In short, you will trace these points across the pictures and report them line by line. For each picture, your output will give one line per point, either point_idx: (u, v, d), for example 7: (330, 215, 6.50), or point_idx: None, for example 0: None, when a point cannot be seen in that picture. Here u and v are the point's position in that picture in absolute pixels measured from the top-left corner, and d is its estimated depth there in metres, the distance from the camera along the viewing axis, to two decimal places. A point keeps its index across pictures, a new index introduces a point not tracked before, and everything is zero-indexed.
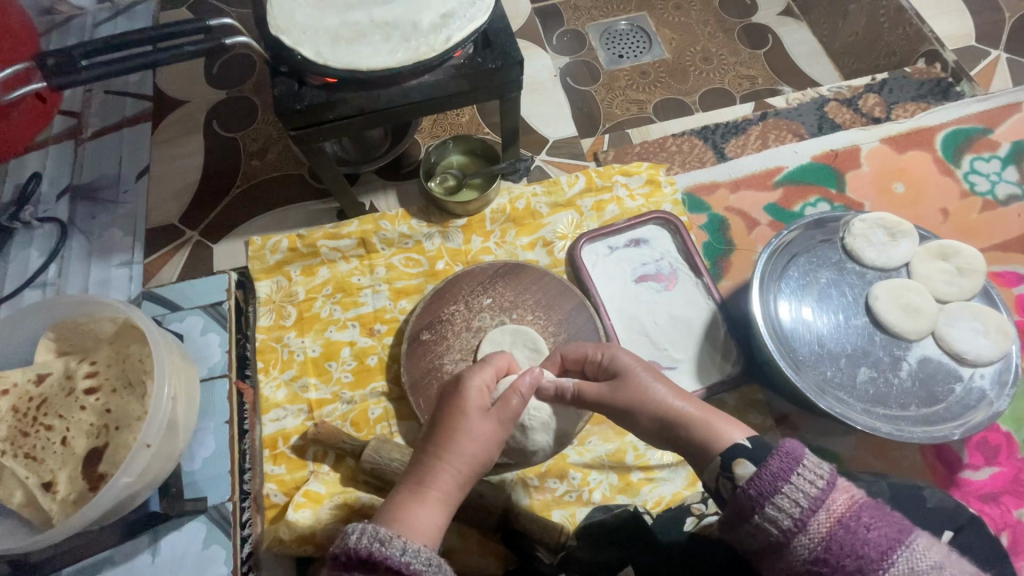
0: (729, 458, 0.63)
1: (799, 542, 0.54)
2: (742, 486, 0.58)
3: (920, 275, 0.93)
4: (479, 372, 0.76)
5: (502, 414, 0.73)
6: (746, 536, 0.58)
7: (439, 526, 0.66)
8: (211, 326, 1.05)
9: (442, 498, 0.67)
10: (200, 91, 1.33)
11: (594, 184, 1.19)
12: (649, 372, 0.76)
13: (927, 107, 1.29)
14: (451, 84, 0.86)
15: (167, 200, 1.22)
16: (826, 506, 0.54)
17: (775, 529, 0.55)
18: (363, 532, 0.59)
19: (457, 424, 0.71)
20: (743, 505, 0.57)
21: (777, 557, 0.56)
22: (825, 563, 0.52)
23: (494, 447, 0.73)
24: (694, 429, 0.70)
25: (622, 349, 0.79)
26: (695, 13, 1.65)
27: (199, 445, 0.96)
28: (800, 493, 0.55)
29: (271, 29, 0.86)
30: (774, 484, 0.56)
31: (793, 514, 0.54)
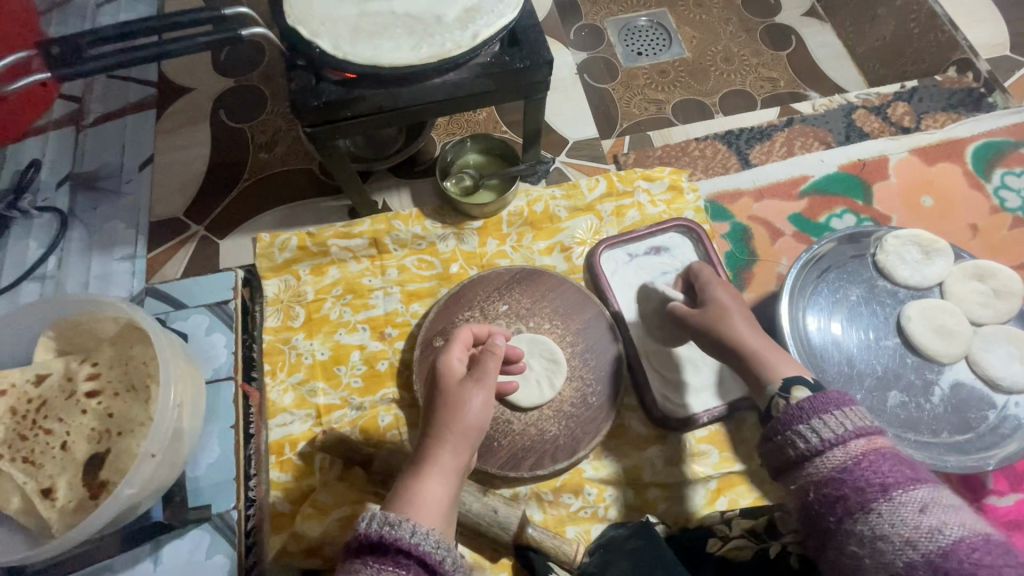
0: (790, 384, 0.68)
1: (833, 454, 0.57)
2: (790, 407, 0.63)
3: (956, 295, 0.90)
4: (451, 346, 0.76)
5: (481, 378, 0.72)
6: (778, 451, 0.62)
7: (447, 500, 0.64)
8: (217, 326, 1.02)
9: (441, 471, 0.66)
10: (207, 78, 1.28)
11: (614, 188, 1.16)
12: (741, 311, 0.82)
13: (957, 118, 1.26)
14: (476, 83, 0.82)
15: (172, 192, 1.17)
16: (869, 435, 0.57)
17: (810, 445, 0.59)
18: (372, 517, 0.57)
19: (451, 404, 0.70)
20: (792, 415, 0.61)
21: (803, 469, 0.59)
22: (849, 474, 0.56)
23: (486, 413, 0.70)
24: (750, 355, 0.76)
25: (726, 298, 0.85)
26: (717, 12, 1.61)
27: (203, 451, 0.92)
28: (848, 419, 0.58)
29: (289, 19, 0.81)
30: (828, 405, 0.60)
31: (835, 433, 0.58)
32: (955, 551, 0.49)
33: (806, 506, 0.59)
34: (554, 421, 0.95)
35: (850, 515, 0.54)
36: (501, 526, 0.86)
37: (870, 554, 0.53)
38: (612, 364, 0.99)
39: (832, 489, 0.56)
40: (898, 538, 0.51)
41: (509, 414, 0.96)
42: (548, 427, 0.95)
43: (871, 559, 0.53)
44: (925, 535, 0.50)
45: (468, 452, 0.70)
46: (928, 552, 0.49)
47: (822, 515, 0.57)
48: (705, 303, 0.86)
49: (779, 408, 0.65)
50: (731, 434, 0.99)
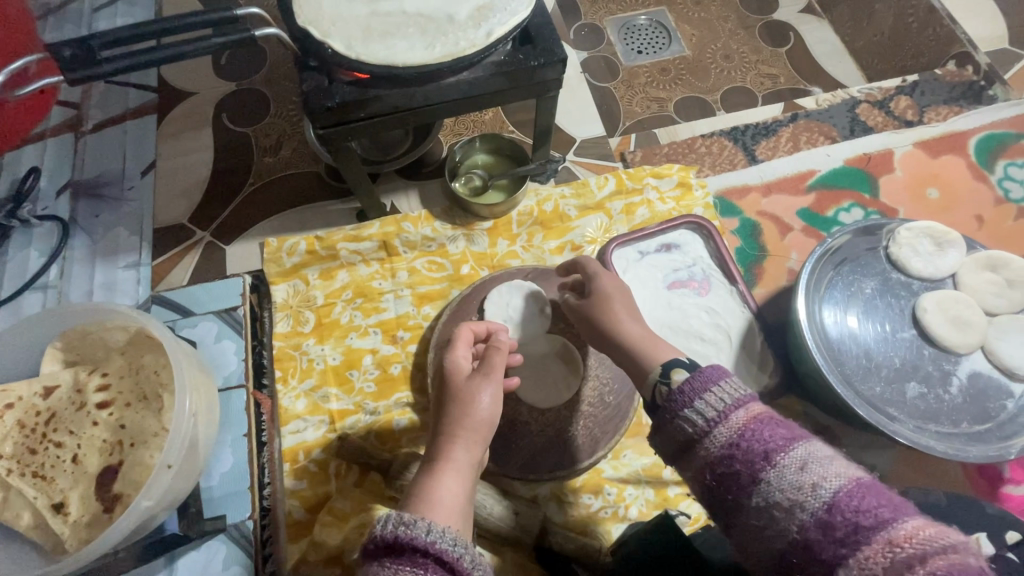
0: (669, 368, 0.69)
1: (717, 431, 0.59)
2: (672, 391, 0.64)
3: (969, 286, 0.90)
4: (455, 345, 0.78)
5: (488, 372, 0.74)
6: (668, 437, 0.63)
7: (462, 498, 0.66)
8: (226, 332, 0.99)
9: (456, 467, 0.68)
10: (208, 82, 1.26)
11: (624, 186, 1.15)
12: (623, 300, 0.85)
13: (959, 110, 1.27)
14: (491, 82, 0.81)
15: (175, 198, 1.15)
16: (745, 404, 0.60)
17: (694, 426, 0.60)
18: (387, 519, 0.57)
19: (462, 402, 0.72)
20: (676, 399, 0.62)
21: (694, 451, 0.60)
22: (736, 448, 0.57)
23: (496, 408, 0.73)
24: (632, 346, 0.78)
25: (607, 279, 0.87)
26: (715, 9, 1.62)
27: (216, 461, 0.90)
28: (724, 394, 0.60)
29: (300, 20, 0.80)
30: (705, 382, 0.61)
31: (714, 410, 0.60)
32: (839, 504, 0.52)
33: (705, 487, 0.60)
34: (573, 422, 0.94)
35: (746, 488, 0.56)
36: (522, 529, 0.87)
37: (768, 523, 0.55)
38: None
39: (725, 467, 0.58)
40: (788, 502, 0.54)
41: (527, 415, 0.95)
42: (567, 427, 0.94)
43: (770, 528, 0.55)
44: (809, 495, 0.53)
45: (479, 447, 0.72)
46: (816, 511, 0.52)
47: (722, 494, 0.58)
48: (588, 294, 0.87)
49: (662, 395, 0.66)
50: None
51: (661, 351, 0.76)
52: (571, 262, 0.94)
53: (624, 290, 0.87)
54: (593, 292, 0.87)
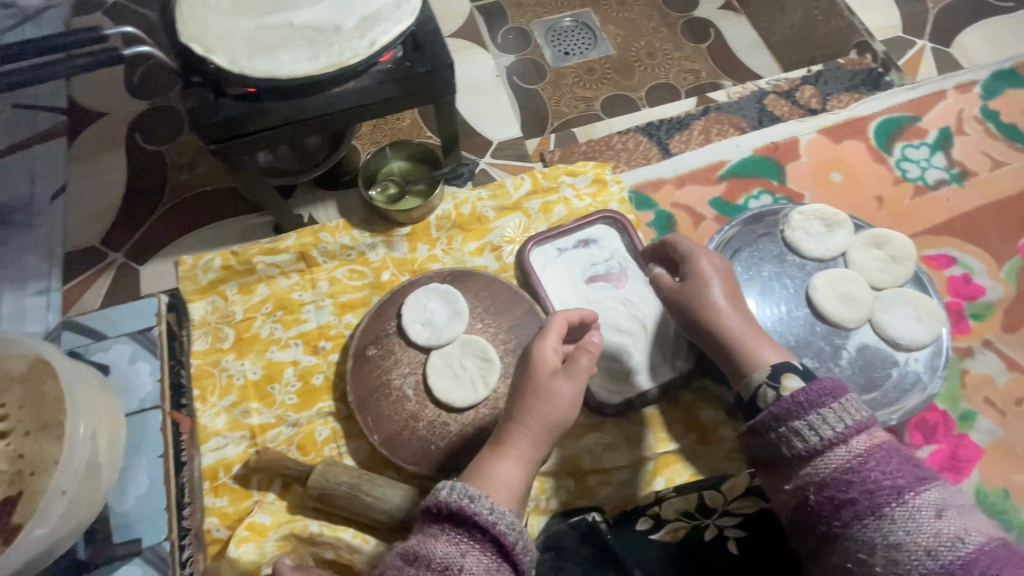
0: (778, 372, 0.75)
1: (834, 454, 0.65)
2: (778, 402, 0.71)
3: (857, 264, 0.95)
4: (546, 335, 0.79)
5: (573, 372, 0.77)
6: (780, 448, 0.70)
7: (517, 480, 0.72)
8: (141, 354, 0.99)
9: (518, 455, 0.74)
10: (120, 101, 1.24)
11: (539, 185, 1.18)
12: (720, 284, 0.87)
13: (859, 97, 1.33)
14: (380, 90, 0.82)
15: (88, 220, 1.13)
16: (869, 433, 0.66)
17: (802, 444, 0.67)
18: (453, 488, 0.63)
19: (541, 393, 0.76)
20: (788, 411, 0.69)
21: (806, 469, 0.67)
22: (855, 475, 0.63)
23: (572, 407, 0.77)
24: (733, 340, 0.83)
25: (705, 255, 0.89)
26: (638, 9, 1.67)
27: (130, 483, 0.90)
28: (847, 414, 0.66)
29: (181, 35, 0.79)
30: (822, 403, 0.67)
31: (829, 432, 0.66)
32: (974, 558, 0.54)
33: (807, 507, 0.66)
34: (489, 419, 0.96)
35: (853, 511, 0.62)
36: None
37: (883, 562, 0.58)
38: None
39: (840, 493, 0.63)
40: (910, 543, 0.57)
41: (445, 416, 0.96)
42: (485, 425, 0.96)
43: (883, 565, 0.58)
44: (942, 543, 0.56)
45: (546, 445, 0.77)
46: (947, 559, 0.55)
47: (829, 519, 0.64)
48: (686, 277, 0.89)
49: (770, 400, 0.73)
50: (665, 415, 1.01)
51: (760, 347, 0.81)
52: (666, 238, 0.94)
53: (722, 272, 0.87)
54: (690, 274, 0.88)
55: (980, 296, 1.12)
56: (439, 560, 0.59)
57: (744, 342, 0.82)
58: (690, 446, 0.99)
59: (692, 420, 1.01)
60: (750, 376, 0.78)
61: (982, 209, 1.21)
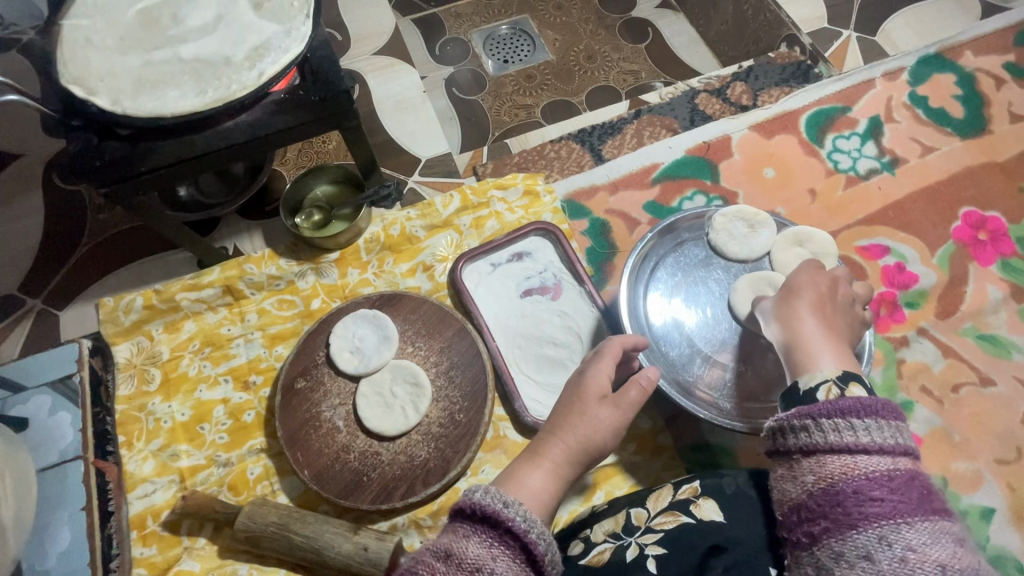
0: (848, 378, 0.64)
1: (878, 459, 0.55)
2: (843, 396, 0.59)
3: (781, 263, 0.94)
4: (600, 360, 0.78)
5: (619, 401, 0.74)
6: (816, 431, 0.58)
7: (550, 491, 0.67)
8: (61, 405, 0.96)
9: (555, 470, 0.69)
10: (36, 141, 1.21)
11: (469, 201, 1.16)
12: (813, 296, 0.76)
13: (789, 91, 1.33)
14: (274, 121, 0.80)
15: (4, 268, 1.10)
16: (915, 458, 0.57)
17: (849, 439, 0.56)
18: (487, 491, 0.58)
19: (585, 411, 0.73)
20: (849, 407, 0.58)
21: (841, 461, 0.56)
22: (895, 486, 0.54)
23: (612, 433, 0.73)
24: (800, 342, 0.71)
25: (814, 275, 0.79)
26: (576, 12, 1.66)
27: (52, 539, 0.87)
28: (901, 432, 0.57)
29: (62, 78, 0.78)
30: (885, 410, 0.57)
31: (883, 439, 0.56)
32: None
33: (823, 496, 0.56)
34: (422, 445, 0.94)
35: (875, 514, 0.52)
36: (372, 563, 0.84)
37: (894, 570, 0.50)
38: (476, 379, 0.98)
39: (871, 496, 0.53)
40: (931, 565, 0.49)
41: (377, 446, 0.94)
42: (417, 452, 0.94)
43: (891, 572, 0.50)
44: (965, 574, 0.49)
45: (580, 465, 0.72)
46: None
47: (845, 513, 0.54)
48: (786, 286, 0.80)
49: (833, 395, 0.61)
50: None
51: (822, 354, 0.69)
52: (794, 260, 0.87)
53: (824, 292, 0.77)
54: (791, 284, 0.80)
55: (913, 285, 1.12)
56: (469, 562, 0.54)
57: (808, 344, 0.70)
58: (630, 458, 0.98)
59: (631, 431, 1.00)
60: (810, 374, 0.66)
61: (914, 196, 1.21)
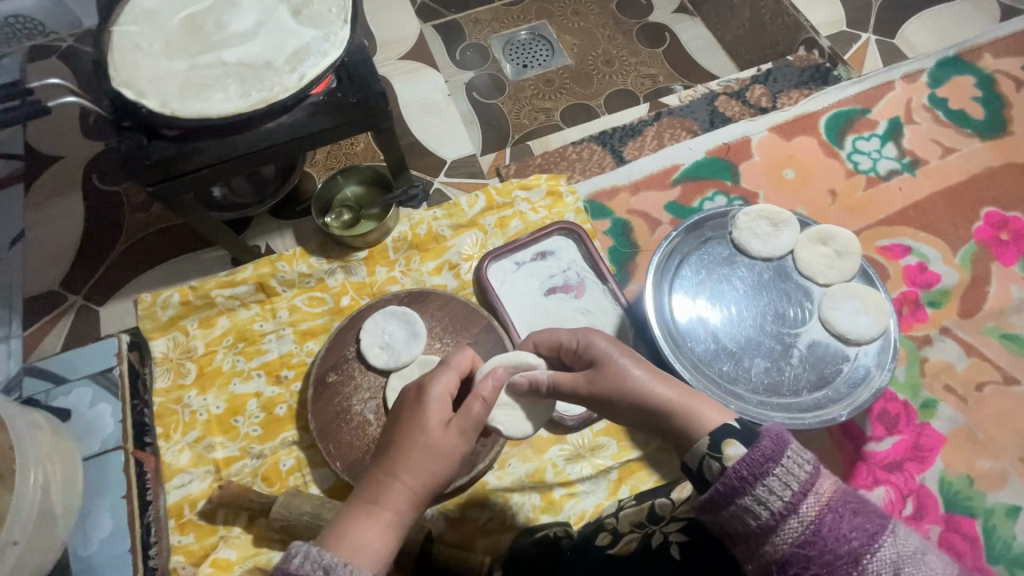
0: (717, 438, 0.60)
1: (788, 526, 0.52)
2: (721, 480, 0.56)
3: (804, 261, 0.96)
4: (439, 377, 0.72)
5: (463, 427, 0.69)
6: (730, 521, 0.56)
7: (388, 547, 0.62)
8: (101, 397, 0.99)
9: (394, 519, 0.64)
10: (76, 144, 1.25)
11: (494, 202, 1.19)
12: (628, 358, 0.71)
13: (809, 93, 1.34)
14: (312, 122, 0.83)
15: (46, 265, 1.14)
16: (817, 486, 0.53)
17: (753, 520, 0.54)
18: (308, 555, 0.56)
19: (415, 444, 0.67)
20: (732, 489, 0.55)
21: (764, 543, 0.54)
22: (811, 547, 0.52)
23: (455, 462, 0.68)
24: (674, 409, 0.66)
25: (595, 335, 0.75)
26: (594, 18, 1.68)
27: (94, 526, 0.90)
28: (790, 475, 0.53)
29: (114, 81, 0.81)
30: (762, 470, 0.54)
31: (779, 502, 0.53)
32: None
33: None
34: None
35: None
36: (402, 553, 0.84)
37: None
38: None
39: (801, 571, 0.52)
40: None
41: None
42: None
43: None
44: None
45: (423, 504, 0.67)
46: None
47: None
48: (590, 363, 0.73)
49: (716, 474, 0.58)
50: (626, 423, 1.01)
51: (704, 408, 0.65)
52: (535, 334, 0.84)
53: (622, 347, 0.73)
54: (593, 360, 0.73)
55: (935, 284, 1.13)
56: None
57: (687, 410, 0.65)
58: (654, 453, 0.99)
59: None
60: (691, 449, 0.61)
61: (935, 197, 1.22)
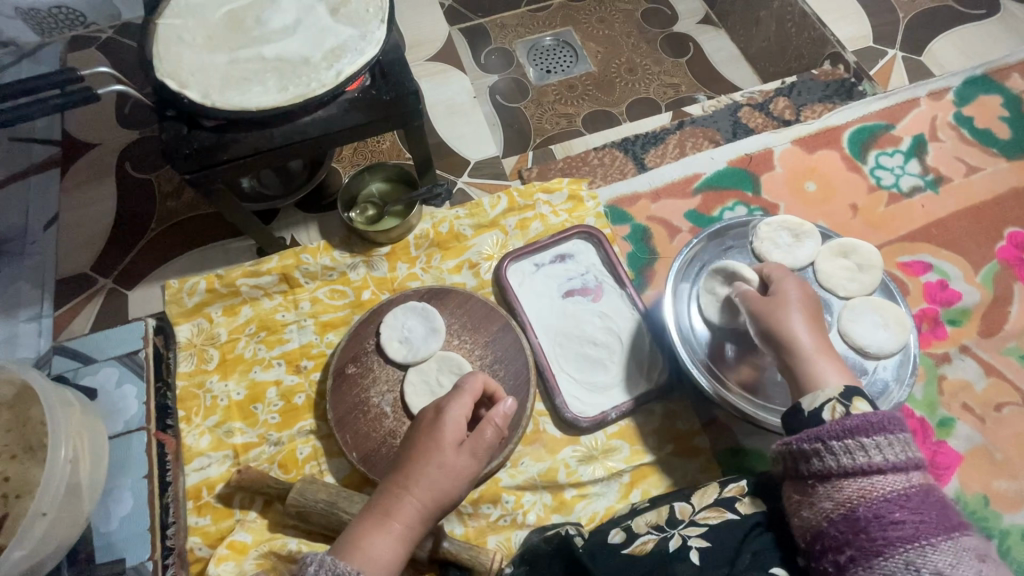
0: (849, 393, 0.68)
1: (893, 477, 0.61)
2: (855, 415, 0.64)
3: (825, 272, 0.96)
4: (459, 399, 0.78)
5: (475, 449, 0.75)
6: (835, 455, 0.63)
7: (395, 559, 0.68)
8: (127, 377, 1.03)
9: (401, 533, 0.69)
10: (112, 132, 1.29)
11: (516, 203, 1.20)
12: (803, 306, 0.79)
13: (833, 107, 1.34)
14: (346, 118, 0.85)
15: (78, 248, 1.17)
16: (924, 469, 0.62)
17: (863, 461, 0.61)
18: (321, 564, 0.63)
19: (429, 460, 0.73)
20: (858, 425, 0.63)
21: (857, 485, 0.61)
22: (907, 501, 0.59)
23: (464, 482, 0.74)
24: (802, 355, 0.74)
25: (789, 278, 0.83)
26: (618, 26, 1.70)
27: (115, 503, 0.94)
28: (908, 445, 0.62)
29: (158, 72, 0.84)
30: (894, 427, 0.62)
31: (896, 458, 0.61)
32: None
33: (846, 519, 0.61)
34: None
35: (900, 537, 0.57)
36: (416, 544, 0.86)
37: None
38: (519, 373, 1.02)
39: (888, 515, 0.59)
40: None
41: None
42: None
43: None
44: None
45: (429, 521, 0.73)
46: None
47: (869, 536, 0.59)
48: (772, 292, 0.82)
49: (838, 414, 0.66)
50: (640, 427, 1.02)
51: (827, 368, 0.73)
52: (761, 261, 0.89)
53: (809, 298, 0.80)
54: (776, 293, 0.81)
55: (956, 302, 1.12)
56: None
57: (813, 360, 0.74)
58: (667, 458, 1.00)
59: (668, 432, 1.02)
60: (814, 394, 0.69)
61: (958, 215, 1.21)
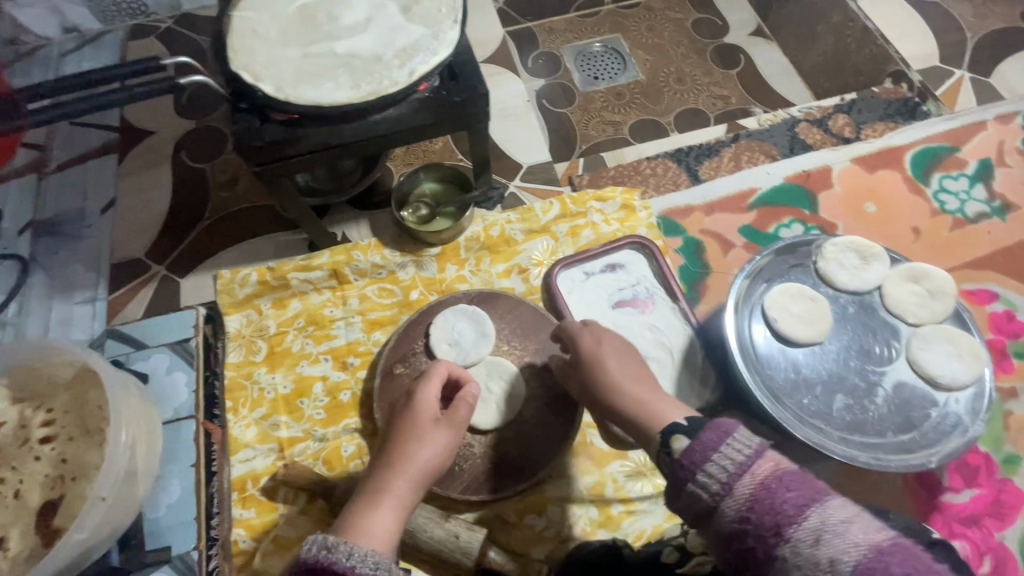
0: (669, 433, 0.62)
1: (732, 499, 0.53)
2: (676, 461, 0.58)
3: (893, 297, 0.93)
4: (428, 382, 0.81)
5: (452, 421, 0.79)
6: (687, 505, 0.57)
7: (395, 529, 0.67)
8: (178, 365, 1.03)
9: (395, 503, 0.70)
10: (168, 120, 1.30)
11: (568, 210, 1.19)
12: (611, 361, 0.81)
13: (895, 126, 1.31)
14: (417, 118, 0.85)
15: (133, 234, 1.19)
16: (750, 467, 0.54)
17: (705, 495, 0.55)
18: (314, 541, 0.60)
19: (412, 441, 0.75)
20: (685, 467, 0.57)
21: (713, 520, 0.55)
22: (750, 521, 0.52)
23: (449, 455, 0.77)
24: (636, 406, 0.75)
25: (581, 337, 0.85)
26: (668, 34, 1.67)
27: (164, 490, 0.93)
28: (728, 459, 0.55)
29: (233, 64, 0.84)
30: (705, 450, 0.56)
31: (720, 479, 0.54)
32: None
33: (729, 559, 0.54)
34: (514, 443, 0.96)
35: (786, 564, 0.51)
36: (463, 552, 0.85)
37: None
38: None
39: (742, 542, 0.52)
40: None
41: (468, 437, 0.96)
42: (508, 448, 0.96)
43: None
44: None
45: (422, 490, 0.74)
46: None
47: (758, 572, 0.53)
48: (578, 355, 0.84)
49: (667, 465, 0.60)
50: None
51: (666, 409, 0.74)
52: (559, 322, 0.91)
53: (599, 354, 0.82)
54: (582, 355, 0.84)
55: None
56: None
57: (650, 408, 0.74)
58: None
59: None
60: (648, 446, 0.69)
61: None
